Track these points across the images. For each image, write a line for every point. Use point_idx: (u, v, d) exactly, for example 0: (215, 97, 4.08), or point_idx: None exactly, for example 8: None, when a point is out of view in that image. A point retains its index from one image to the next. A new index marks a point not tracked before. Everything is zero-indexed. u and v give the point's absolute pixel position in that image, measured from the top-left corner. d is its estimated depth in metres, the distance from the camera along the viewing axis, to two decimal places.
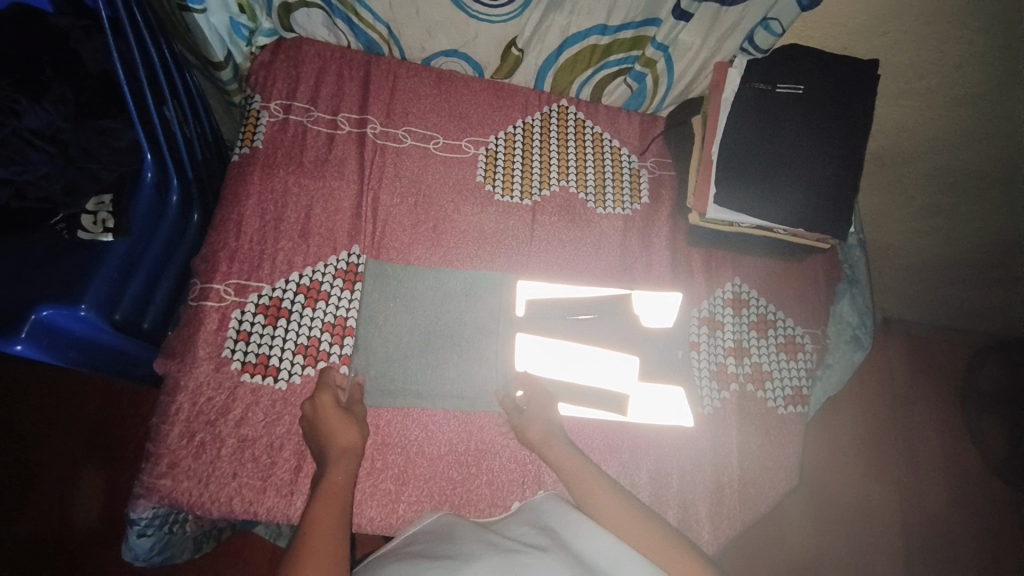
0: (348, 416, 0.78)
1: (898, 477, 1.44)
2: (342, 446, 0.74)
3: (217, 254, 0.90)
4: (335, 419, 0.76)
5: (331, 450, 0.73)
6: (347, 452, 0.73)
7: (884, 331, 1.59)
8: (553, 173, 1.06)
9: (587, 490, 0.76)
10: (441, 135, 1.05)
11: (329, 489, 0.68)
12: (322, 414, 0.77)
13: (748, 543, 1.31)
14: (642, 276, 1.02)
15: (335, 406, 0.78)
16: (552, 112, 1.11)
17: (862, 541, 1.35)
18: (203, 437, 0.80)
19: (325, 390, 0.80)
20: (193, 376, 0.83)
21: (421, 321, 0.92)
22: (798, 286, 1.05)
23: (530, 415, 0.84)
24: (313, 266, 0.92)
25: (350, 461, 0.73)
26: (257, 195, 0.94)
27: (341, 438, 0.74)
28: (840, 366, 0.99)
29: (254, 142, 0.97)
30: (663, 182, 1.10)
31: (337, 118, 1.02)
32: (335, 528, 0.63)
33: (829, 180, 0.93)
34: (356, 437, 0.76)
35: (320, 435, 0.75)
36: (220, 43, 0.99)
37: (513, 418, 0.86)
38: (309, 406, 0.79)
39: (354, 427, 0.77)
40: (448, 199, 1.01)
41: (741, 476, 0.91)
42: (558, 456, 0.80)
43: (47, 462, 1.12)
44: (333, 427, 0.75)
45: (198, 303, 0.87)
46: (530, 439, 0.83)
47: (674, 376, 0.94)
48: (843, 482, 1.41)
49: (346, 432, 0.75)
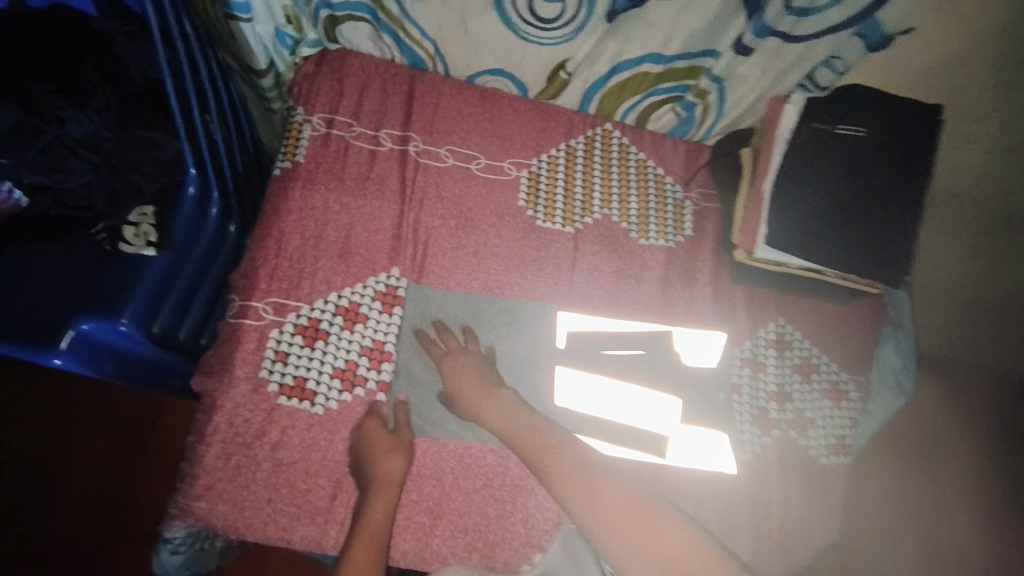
0: (394, 442, 0.80)
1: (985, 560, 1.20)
2: (383, 477, 0.76)
3: (257, 271, 0.88)
4: (381, 446, 0.79)
5: (374, 479, 0.76)
6: (386, 482, 0.76)
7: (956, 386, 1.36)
8: (597, 201, 1.04)
9: (590, 499, 0.68)
10: (483, 156, 1.03)
11: (367, 526, 0.71)
12: (367, 442, 0.80)
13: None
14: (685, 312, 1.00)
15: (382, 430, 0.81)
16: (597, 135, 1.08)
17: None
18: (239, 459, 0.79)
19: (373, 414, 0.83)
20: (230, 395, 0.81)
21: (456, 343, 0.89)
22: (841, 328, 1.03)
23: (516, 427, 0.78)
24: (351, 287, 0.90)
25: (386, 496, 0.75)
26: (298, 211, 0.93)
27: (382, 469, 0.77)
28: (881, 410, 0.99)
29: (295, 156, 0.96)
30: (707, 215, 1.07)
31: (380, 135, 1.00)
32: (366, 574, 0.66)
33: (887, 225, 0.90)
34: (397, 468, 0.78)
35: (362, 462, 0.78)
36: (262, 51, 0.95)
37: (499, 428, 0.79)
38: (355, 432, 0.82)
39: (398, 456, 0.79)
40: (490, 223, 0.99)
41: (781, 527, 0.91)
42: (551, 463, 0.73)
43: (73, 468, 1.09)
44: (376, 456, 0.78)
45: (237, 321, 0.85)
46: (523, 449, 0.76)
47: (717, 421, 0.92)
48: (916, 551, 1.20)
49: (387, 463, 0.78)
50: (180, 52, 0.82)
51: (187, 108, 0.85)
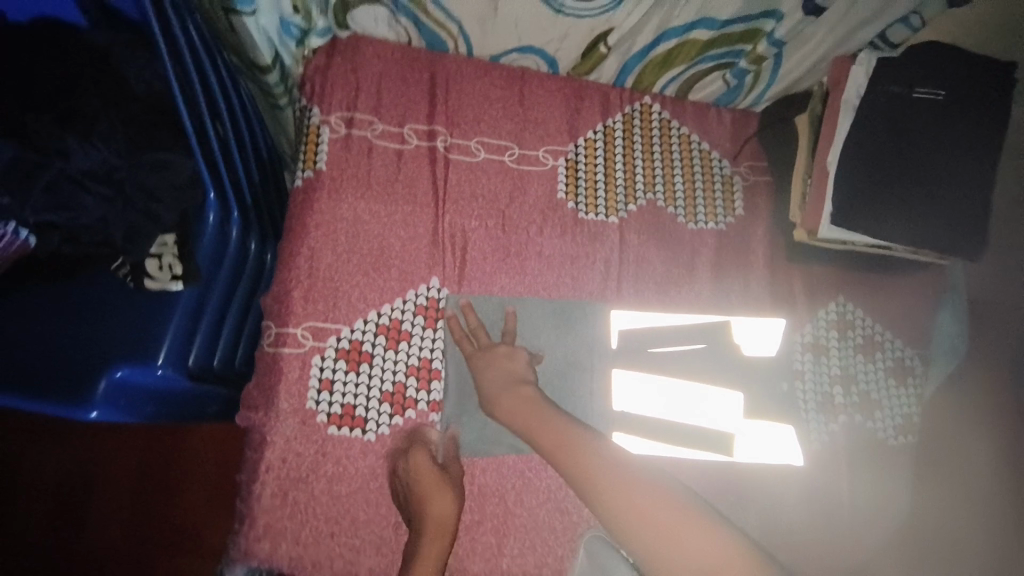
0: (441, 479, 0.74)
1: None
2: (434, 523, 0.71)
3: (291, 294, 0.83)
4: (430, 483, 0.73)
5: (424, 523, 0.71)
6: (436, 525, 0.71)
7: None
8: (639, 185, 0.97)
9: (633, 510, 0.62)
10: (517, 145, 0.95)
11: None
12: (416, 478, 0.74)
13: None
14: (740, 300, 0.95)
15: (428, 466, 0.75)
16: (635, 112, 1.00)
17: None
18: (295, 496, 0.76)
19: (417, 448, 0.76)
20: (278, 429, 0.78)
21: (500, 350, 0.81)
22: (907, 300, 0.97)
23: (556, 438, 0.71)
24: (391, 303, 0.85)
25: (436, 544, 0.70)
26: (324, 225, 0.86)
27: (432, 510, 0.71)
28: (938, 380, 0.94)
29: (316, 163, 0.87)
30: (757, 190, 1.01)
31: (404, 130, 0.92)
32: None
33: (966, 196, 0.82)
34: (449, 508, 0.72)
35: (413, 500, 0.73)
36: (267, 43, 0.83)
37: (534, 437, 0.73)
38: (404, 464, 0.76)
39: (450, 494, 0.73)
40: (531, 220, 0.92)
41: (853, 516, 0.87)
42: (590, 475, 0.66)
43: (115, 512, 1.05)
44: (426, 496, 0.72)
45: (275, 350, 0.81)
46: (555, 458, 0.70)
47: (782, 413, 0.89)
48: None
49: (439, 504, 0.72)
50: (190, 66, 0.73)
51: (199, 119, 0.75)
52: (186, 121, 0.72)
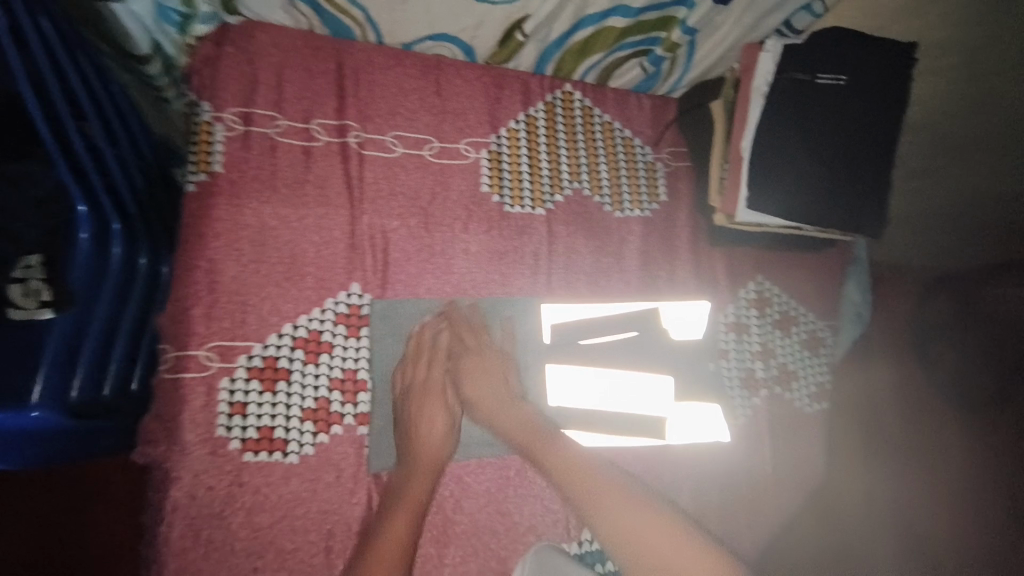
0: (450, 425, 0.79)
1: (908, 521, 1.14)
2: (427, 459, 0.75)
3: (191, 313, 0.76)
4: (439, 425, 0.77)
5: (423, 452, 0.75)
6: (428, 461, 0.75)
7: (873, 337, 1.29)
8: (564, 175, 0.96)
9: (592, 499, 0.65)
10: (436, 138, 0.91)
11: (410, 498, 0.70)
12: (420, 408, 0.78)
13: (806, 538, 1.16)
14: (667, 285, 0.96)
15: (438, 410, 0.79)
16: (557, 99, 0.98)
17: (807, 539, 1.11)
18: (210, 533, 0.72)
19: (432, 391, 0.80)
20: (185, 465, 0.73)
21: (472, 349, 0.84)
22: (813, 275, 1.04)
23: (524, 431, 0.76)
24: (308, 314, 0.81)
25: (424, 475, 0.73)
26: (228, 234, 0.79)
27: (430, 443, 0.76)
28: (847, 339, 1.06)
29: (212, 165, 0.80)
30: (679, 175, 1.02)
31: (311, 126, 0.85)
32: (406, 540, 0.65)
33: (862, 179, 0.88)
34: (443, 450, 0.77)
35: (412, 435, 0.76)
36: (143, 33, 0.74)
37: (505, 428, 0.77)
38: (409, 386, 0.80)
39: (448, 434, 0.78)
40: (455, 216, 0.89)
41: (775, 479, 0.93)
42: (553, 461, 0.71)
43: None
44: (429, 430, 0.77)
45: (175, 376, 0.75)
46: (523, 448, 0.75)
47: (710, 393, 0.92)
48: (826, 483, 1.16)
49: (437, 439, 0.77)
50: (42, 63, 0.63)
51: (61, 127, 0.67)
52: (39, 117, 0.63)
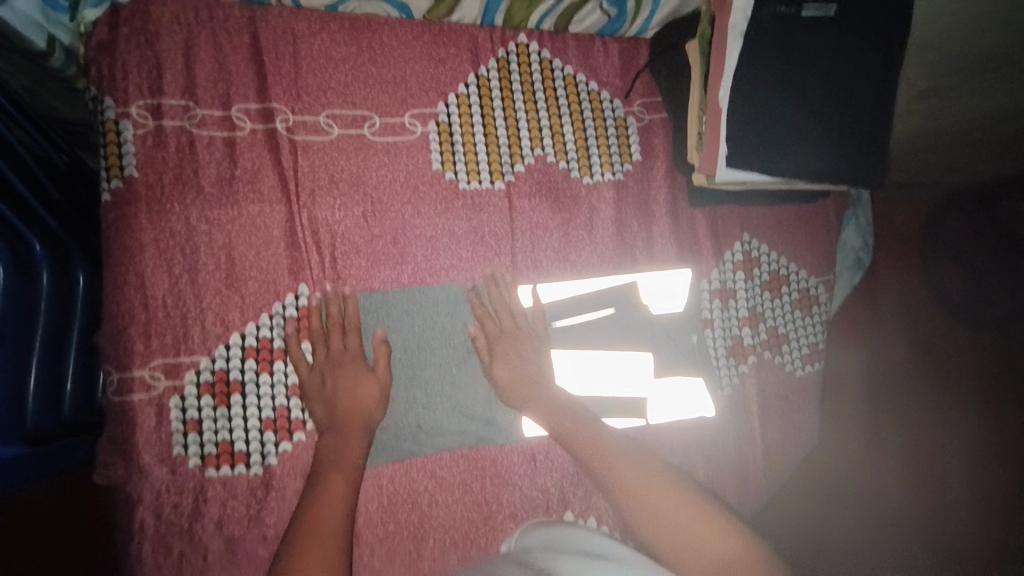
0: (378, 386, 0.73)
1: (920, 467, 1.16)
2: (356, 424, 0.70)
3: (128, 333, 0.71)
4: (363, 387, 0.72)
5: (347, 415, 0.70)
6: (358, 425, 0.70)
7: (871, 281, 1.27)
8: (525, 141, 0.86)
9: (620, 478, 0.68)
10: (376, 113, 0.81)
11: (343, 463, 0.66)
12: (337, 368, 0.73)
13: (784, 514, 1.09)
14: (645, 255, 0.88)
15: (363, 376, 0.73)
16: (510, 54, 0.87)
17: (834, 501, 1.13)
18: (181, 549, 0.71)
19: (352, 359, 0.74)
20: (147, 484, 0.70)
21: (511, 333, 0.80)
22: (808, 227, 0.96)
23: (567, 424, 0.74)
24: (256, 321, 0.75)
25: (352, 439, 0.69)
26: (155, 243, 0.72)
27: (356, 404, 0.71)
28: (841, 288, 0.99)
29: (125, 170, 0.71)
30: (654, 129, 0.92)
31: (231, 113, 0.76)
32: (342, 506, 0.61)
33: (857, 123, 0.77)
34: (373, 409, 0.72)
35: (336, 402, 0.71)
36: (37, 27, 0.66)
37: (548, 421, 0.75)
38: (322, 351, 0.74)
39: (375, 392, 0.73)
40: (404, 200, 0.81)
41: (765, 449, 0.90)
42: (599, 457, 0.71)
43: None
44: (352, 391, 0.72)
45: (122, 400, 0.70)
46: (568, 444, 0.73)
47: (691, 365, 0.86)
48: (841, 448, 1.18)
49: (364, 398, 0.72)
50: None
51: None
52: None
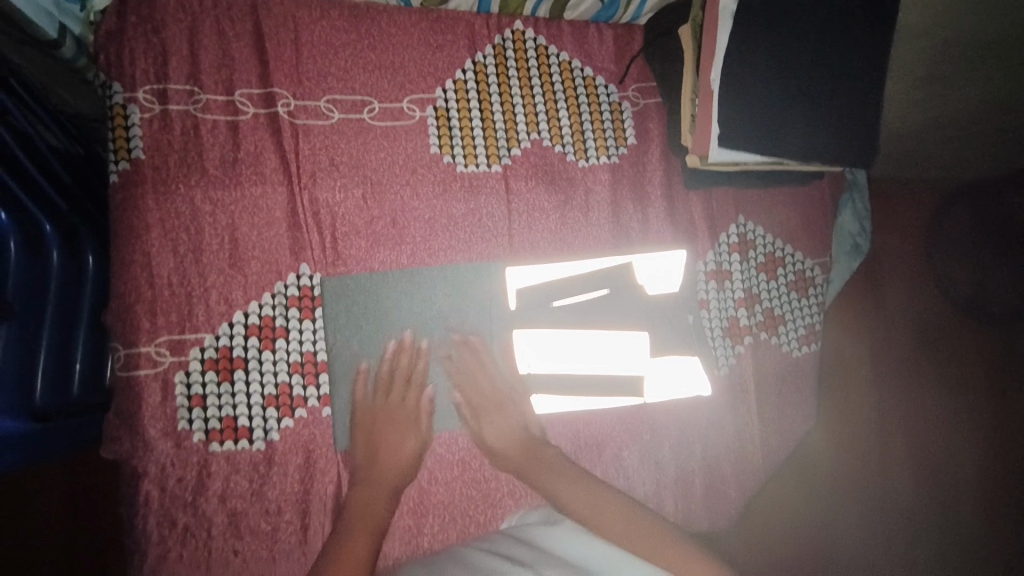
0: (419, 444, 0.76)
1: (913, 471, 1.14)
2: (389, 480, 0.72)
3: (135, 310, 0.72)
4: (406, 450, 0.75)
5: (388, 467, 0.73)
6: (388, 484, 0.72)
7: (873, 269, 1.25)
8: (521, 125, 0.88)
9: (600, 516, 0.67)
10: (375, 98, 0.83)
11: (371, 515, 0.68)
12: (383, 421, 0.76)
13: (753, 529, 1.07)
14: (641, 236, 0.89)
15: (409, 430, 0.76)
16: (506, 40, 0.89)
17: (838, 494, 1.12)
18: (186, 522, 0.72)
19: (400, 418, 0.77)
20: (152, 458, 0.72)
21: (475, 365, 0.80)
22: (804, 210, 0.97)
23: (562, 482, 0.71)
24: (259, 300, 0.76)
25: (384, 493, 0.71)
26: (160, 223, 0.74)
27: (398, 458, 0.74)
28: (840, 274, 0.98)
29: (132, 152, 0.74)
30: (648, 113, 0.93)
31: (234, 98, 0.78)
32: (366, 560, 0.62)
33: (843, 102, 0.79)
34: (409, 466, 0.75)
35: (376, 458, 0.74)
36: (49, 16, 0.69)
37: (543, 485, 0.72)
38: (372, 396, 0.77)
39: (414, 450, 0.76)
40: (403, 181, 0.83)
41: (762, 429, 0.91)
42: (601, 516, 0.67)
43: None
44: (395, 444, 0.75)
45: (129, 374, 0.72)
46: (565, 506, 0.70)
47: (686, 345, 0.87)
48: (851, 445, 1.15)
49: (403, 453, 0.75)
50: None
51: None
52: None
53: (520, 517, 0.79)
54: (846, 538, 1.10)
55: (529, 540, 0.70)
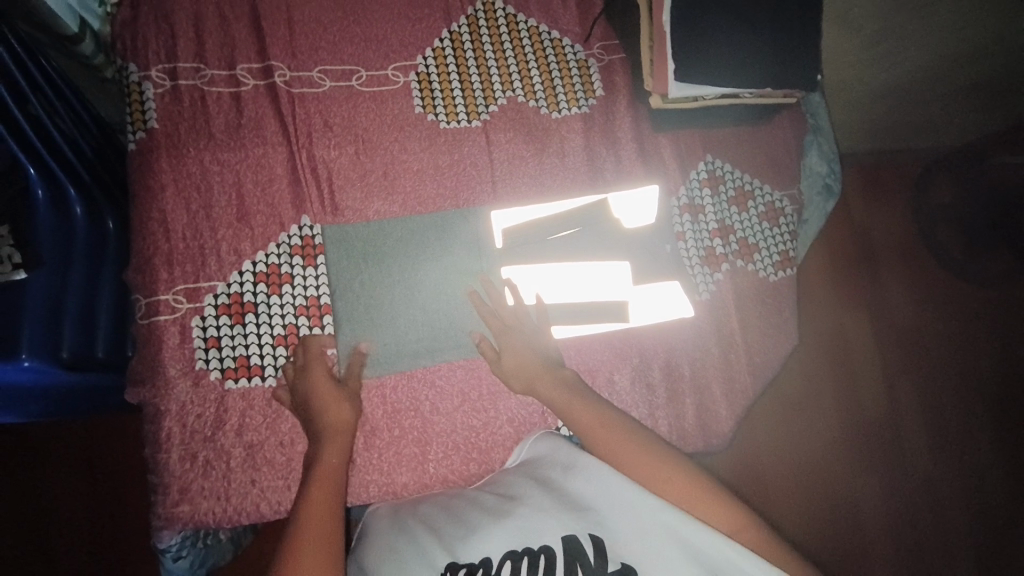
0: (344, 393, 0.76)
1: (854, 393, 1.38)
2: (334, 425, 0.71)
3: (153, 262, 0.79)
4: (327, 395, 0.74)
5: (322, 426, 0.71)
6: (335, 442, 0.69)
7: (836, 250, 1.48)
8: (496, 85, 0.96)
9: (621, 456, 0.67)
10: (362, 67, 0.92)
11: (325, 472, 0.65)
12: (315, 388, 0.75)
13: (751, 460, 1.31)
14: (615, 176, 0.96)
15: (333, 387, 0.76)
16: (478, 12, 0.98)
17: (827, 443, 1.34)
18: (206, 455, 0.77)
19: (317, 365, 0.77)
20: (172, 397, 0.77)
21: (511, 320, 0.84)
22: (769, 149, 1.03)
23: (573, 404, 0.73)
24: (265, 249, 0.83)
25: (337, 444, 0.69)
26: (174, 183, 0.82)
27: (331, 414, 0.72)
28: (814, 218, 1.06)
29: (146, 122, 0.82)
30: (615, 68, 1.01)
31: (236, 72, 0.87)
32: (332, 514, 0.60)
33: (784, 35, 0.87)
34: (347, 416, 0.73)
35: (310, 411, 0.73)
36: None
37: (555, 406, 0.75)
38: (297, 380, 0.77)
39: (345, 402, 0.74)
40: (391, 138, 0.90)
41: (747, 349, 0.94)
42: (611, 444, 0.68)
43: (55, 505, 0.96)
44: (324, 403, 0.73)
45: (150, 320, 0.78)
46: (576, 429, 0.72)
47: (668, 273, 0.93)
48: (826, 393, 1.37)
49: (337, 409, 0.73)
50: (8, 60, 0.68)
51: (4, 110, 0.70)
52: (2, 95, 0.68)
53: (533, 445, 0.78)
54: (823, 474, 1.32)
55: (545, 482, 0.68)
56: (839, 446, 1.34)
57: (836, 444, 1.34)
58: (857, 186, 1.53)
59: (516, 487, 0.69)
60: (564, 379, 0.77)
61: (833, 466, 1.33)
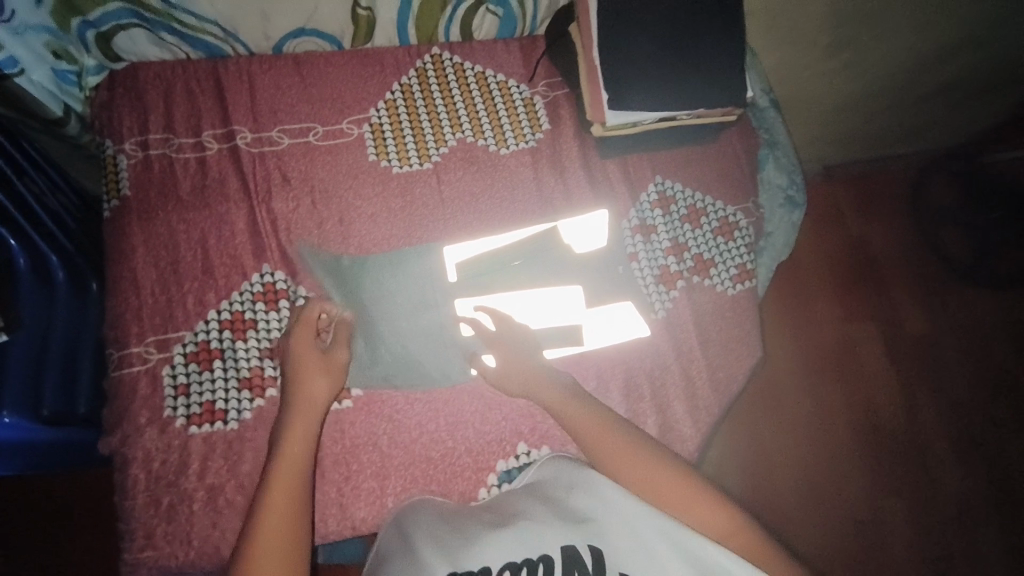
0: (324, 365, 0.77)
1: (858, 405, 1.33)
2: (308, 403, 0.73)
3: (124, 317, 0.85)
4: (311, 367, 0.76)
5: (297, 400, 0.73)
6: (303, 424, 0.71)
7: (821, 258, 1.45)
8: (446, 128, 1.01)
9: (616, 460, 0.68)
10: (318, 123, 0.98)
11: (292, 456, 0.68)
12: (300, 357, 0.77)
13: (755, 485, 1.25)
14: (565, 203, 0.99)
15: (317, 362, 0.77)
16: (427, 64, 1.04)
17: (832, 459, 1.28)
18: (170, 500, 0.79)
19: (302, 327, 0.79)
20: (139, 444, 0.80)
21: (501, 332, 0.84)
22: (718, 165, 1.05)
23: (572, 407, 0.74)
24: (228, 298, 0.88)
25: (305, 420, 0.72)
26: (145, 243, 0.88)
27: (308, 391, 0.74)
28: (781, 229, 1.05)
29: (120, 190, 0.90)
30: (559, 102, 1.05)
31: (202, 138, 0.95)
32: (296, 507, 0.64)
33: (710, 59, 0.91)
34: (324, 393, 0.75)
35: (290, 381, 0.76)
36: (51, 97, 0.91)
37: (554, 409, 0.75)
38: (286, 341, 0.79)
39: (323, 381, 0.76)
40: (344, 186, 0.95)
41: (709, 365, 0.94)
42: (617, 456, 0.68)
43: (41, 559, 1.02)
44: (304, 377, 0.75)
45: (120, 372, 0.83)
46: (574, 432, 0.72)
47: (619, 292, 0.94)
48: (826, 409, 1.32)
49: (313, 387, 0.75)
50: None
51: None
52: None
53: (539, 470, 0.75)
54: (830, 494, 1.26)
55: (546, 497, 0.67)
56: (842, 463, 1.28)
57: (841, 460, 1.28)
58: (841, 194, 1.50)
59: (518, 504, 0.67)
60: (564, 383, 0.78)
61: (839, 485, 1.27)
